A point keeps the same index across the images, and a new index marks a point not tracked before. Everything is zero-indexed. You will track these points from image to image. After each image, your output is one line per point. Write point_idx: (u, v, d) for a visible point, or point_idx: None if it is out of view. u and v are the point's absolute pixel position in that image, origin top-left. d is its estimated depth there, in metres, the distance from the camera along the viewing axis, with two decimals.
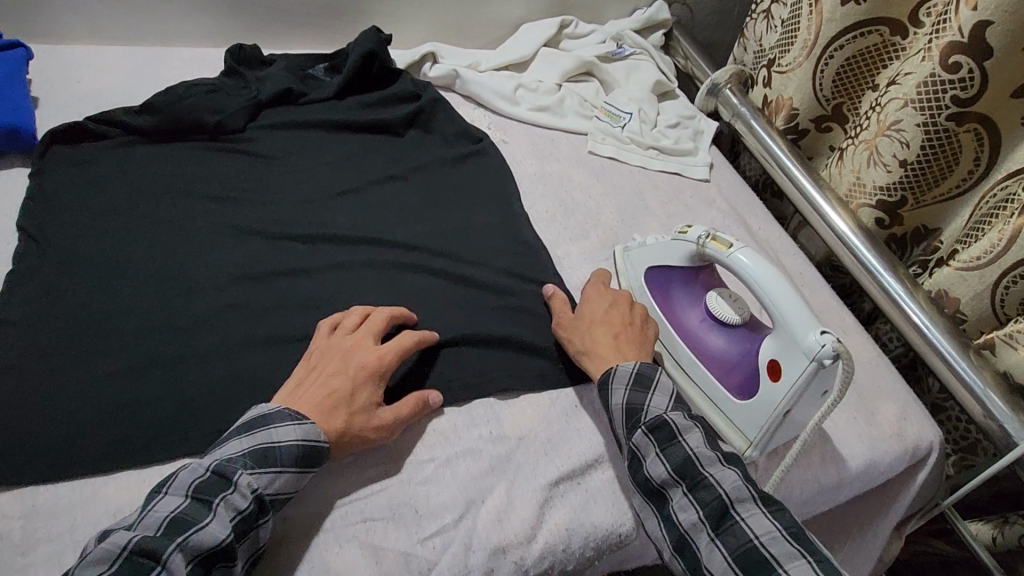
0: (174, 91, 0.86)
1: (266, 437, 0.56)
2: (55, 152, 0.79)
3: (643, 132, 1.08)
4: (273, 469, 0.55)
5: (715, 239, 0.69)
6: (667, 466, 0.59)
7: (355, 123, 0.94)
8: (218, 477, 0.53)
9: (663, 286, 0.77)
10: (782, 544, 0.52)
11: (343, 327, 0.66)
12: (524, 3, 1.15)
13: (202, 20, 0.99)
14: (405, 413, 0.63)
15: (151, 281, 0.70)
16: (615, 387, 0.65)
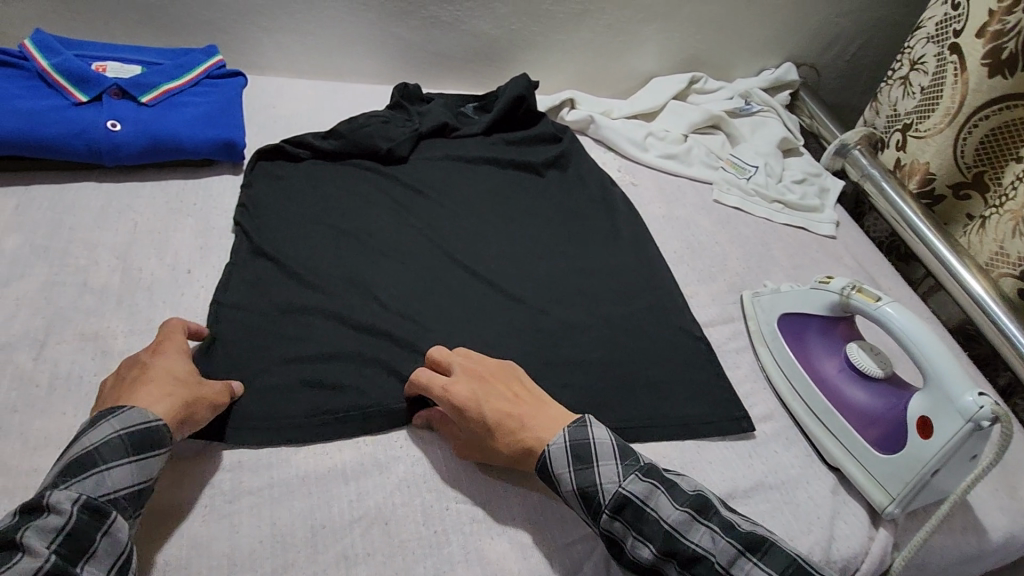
0: (355, 121, 0.99)
1: (77, 446, 0.53)
2: (259, 168, 0.92)
3: (769, 185, 1.11)
4: (97, 470, 0.52)
5: (861, 291, 0.71)
6: (653, 548, 0.56)
7: (501, 159, 1.04)
8: (27, 512, 0.48)
9: (800, 333, 0.78)
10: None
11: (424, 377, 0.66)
12: (658, 58, 1.23)
13: (376, 60, 1.13)
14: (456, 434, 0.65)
15: (332, 279, 0.80)
16: (557, 471, 0.60)
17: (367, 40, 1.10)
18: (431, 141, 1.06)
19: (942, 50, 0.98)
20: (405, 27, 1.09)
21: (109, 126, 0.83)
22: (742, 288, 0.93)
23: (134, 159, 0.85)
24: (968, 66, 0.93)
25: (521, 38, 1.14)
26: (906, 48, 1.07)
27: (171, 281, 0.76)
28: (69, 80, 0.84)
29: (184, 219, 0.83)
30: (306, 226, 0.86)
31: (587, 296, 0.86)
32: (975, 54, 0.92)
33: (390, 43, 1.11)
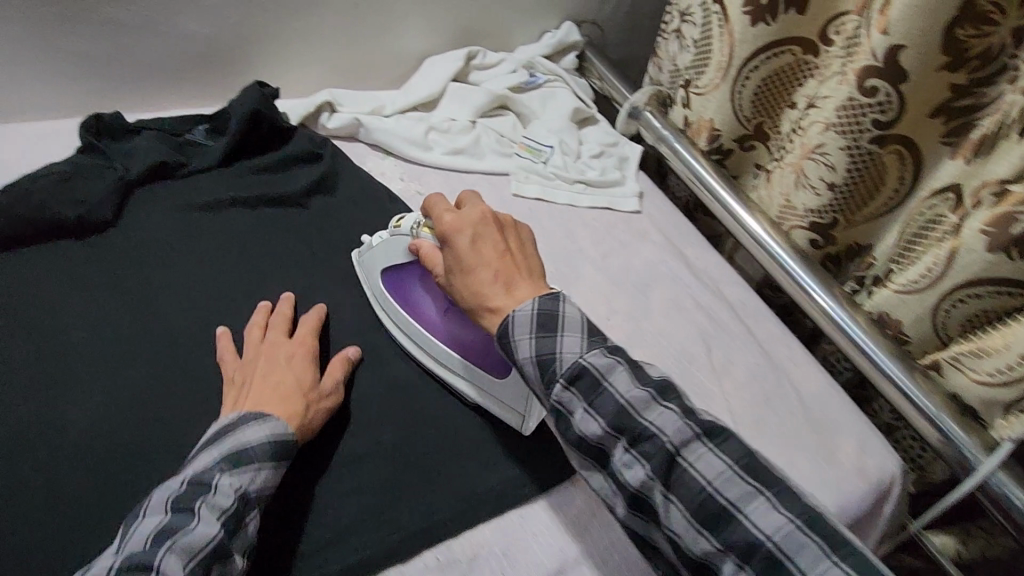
0: (16, 187, 0.72)
1: (234, 437, 0.57)
2: None
3: (567, 165, 1.02)
4: (252, 467, 0.56)
5: (426, 226, 0.73)
6: (688, 516, 0.50)
7: (246, 199, 0.84)
8: (195, 486, 0.53)
9: (403, 283, 0.77)
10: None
11: (252, 342, 0.70)
12: (425, 36, 1.07)
13: (49, 89, 0.85)
14: (340, 374, 0.69)
15: (37, 449, 0.62)
16: (518, 338, 0.59)
17: (23, 68, 0.81)
18: (148, 188, 0.82)
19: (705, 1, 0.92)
20: (74, 41, 0.82)
21: None
22: None
23: None
24: (730, 14, 0.87)
25: (244, 35, 0.92)
26: None
27: None
28: None
29: None
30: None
31: (380, 363, 0.75)
32: (736, 1, 0.86)
33: (61, 66, 0.83)
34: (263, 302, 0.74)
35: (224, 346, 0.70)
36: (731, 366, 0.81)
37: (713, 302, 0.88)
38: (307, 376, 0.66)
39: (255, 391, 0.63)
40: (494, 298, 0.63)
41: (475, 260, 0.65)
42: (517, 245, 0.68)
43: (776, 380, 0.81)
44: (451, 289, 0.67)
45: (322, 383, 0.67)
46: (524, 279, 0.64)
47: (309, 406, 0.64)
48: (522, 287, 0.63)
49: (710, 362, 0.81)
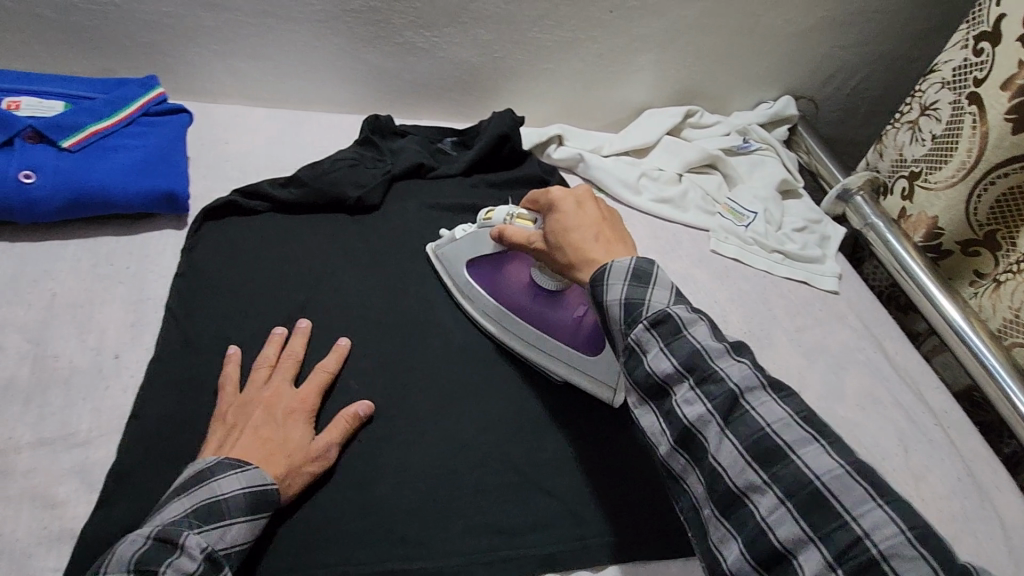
0: (319, 165, 0.88)
1: (206, 490, 0.54)
2: (214, 228, 0.80)
3: (769, 234, 1.03)
4: (222, 524, 0.53)
5: (517, 218, 0.72)
6: (688, 373, 0.52)
7: (481, 208, 0.94)
8: (162, 544, 0.49)
9: (486, 275, 0.80)
10: (790, 429, 0.47)
11: (253, 381, 0.66)
12: (652, 88, 1.14)
13: (346, 87, 1.01)
14: (337, 435, 0.64)
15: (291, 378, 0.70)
16: (611, 283, 0.57)
17: (332, 67, 0.98)
18: (404, 183, 0.95)
19: (958, 99, 0.92)
20: (377, 55, 0.98)
21: (19, 177, 0.70)
22: (745, 357, 0.86)
23: (53, 216, 0.72)
24: (988, 119, 0.87)
25: (505, 65, 1.04)
26: (917, 91, 1.00)
27: (96, 375, 0.64)
28: None
29: (112, 288, 0.72)
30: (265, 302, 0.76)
31: None
32: (998, 107, 0.85)
33: (360, 70, 0.99)
34: (278, 330, 0.71)
35: (230, 372, 0.66)
36: (929, 475, 0.77)
37: (911, 401, 0.85)
38: (299, 436, 0.62)
39: (246, 440, 0.59)
40: (594, 248, 0.62)
41: (581, 227, 0.64)
42: (608, 212, 0.66)
43: (978, 502, 0.76)
44: (544, 232, 0.67)
45: (316, 443, 0.63)
46: (620, 244, 0.63)
47: (294, 470, 0.60)
48: (618, 250, 0.62)
49: (907, 464, 0.78)
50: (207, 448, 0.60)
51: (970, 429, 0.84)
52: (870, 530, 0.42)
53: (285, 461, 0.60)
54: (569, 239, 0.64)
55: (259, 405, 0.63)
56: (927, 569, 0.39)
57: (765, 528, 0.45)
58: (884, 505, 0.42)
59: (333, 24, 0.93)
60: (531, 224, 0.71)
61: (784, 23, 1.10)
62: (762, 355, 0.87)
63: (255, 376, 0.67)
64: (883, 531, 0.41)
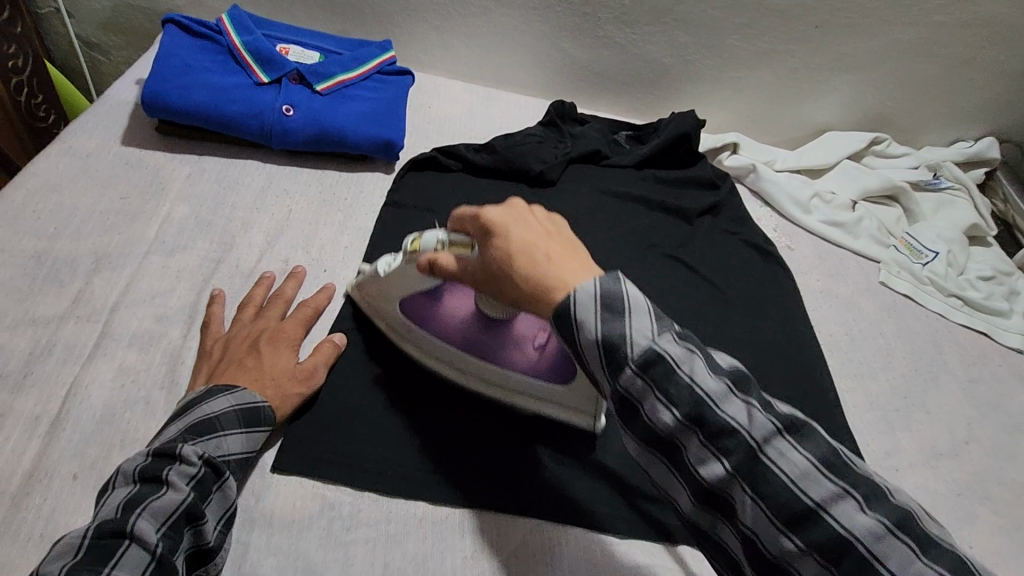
0: (511, 138, 0.96)
1: (197, 410, 0.54)
2: (414, 178, 0.90)
3: (949, 277, 0.97)
4: (216, 435, 0.53)
5: (452, 243, 0.59)
6: (614, 341, 0.46)
7: (650, 200, 0.97)
8: (161, 455, 0.50)
9: (421, 317, 0.68)
10: (764, 434, 0.43)
11: (241, 320, 0.66)
12: (839, 110, 1.11)
13: (539, 73, 1.09)
14: (323, 359, 0.65)
15: None
16: (573, 317, 0.48)
17: (532, 52, 1.06)
18: (579, 167, 1.00)
19: None
20: (575, 46, 1.05)
21: (283, 111, 0.84)
22: (908, 395, 0.81)
23: (298, 146, 0.85)
24: None
25: (693, 69, 1.06)
26: None
27: (316, 280, 0.75)
28: (255, 59, 0.85)
29: (333, 213, 0.83)
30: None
31: None
32: None
33: (556, 58, 1.07)
34: (265, 274, 0.71)
35: (218, 313, 0.66)
36: None
37: None
38: (284, 359, 0.63)
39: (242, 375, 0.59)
40: (546, 270, 0.50)
41: (541, 252, 0.51)
42: (553, 229, 0.54)
43: None
44: (481, 261, 0.54)
45: (301, 365, 0.63)
46: (574, 261, 0.51)
47: (281, 392, 0.60)
48: (570, 266, 0.50)
49: None
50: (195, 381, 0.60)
51: None
52: (866, 541, 0.40)
53: (271, 388, 0.60)
54: (503, 273, 0.52)
55: (240, 338, 0.63)
56: (907, 555, 0.39)
57: (753, 537, 0.43)
58: (854, 498, 0.41)
59: (544, 13, 1.00)
60: (466, 249, 0.57)
61: (1007, 59, 1.03)
62: (927, 397, 0.82)
63: (238, 315, 0.67)
64: (860, 524, 0.40)
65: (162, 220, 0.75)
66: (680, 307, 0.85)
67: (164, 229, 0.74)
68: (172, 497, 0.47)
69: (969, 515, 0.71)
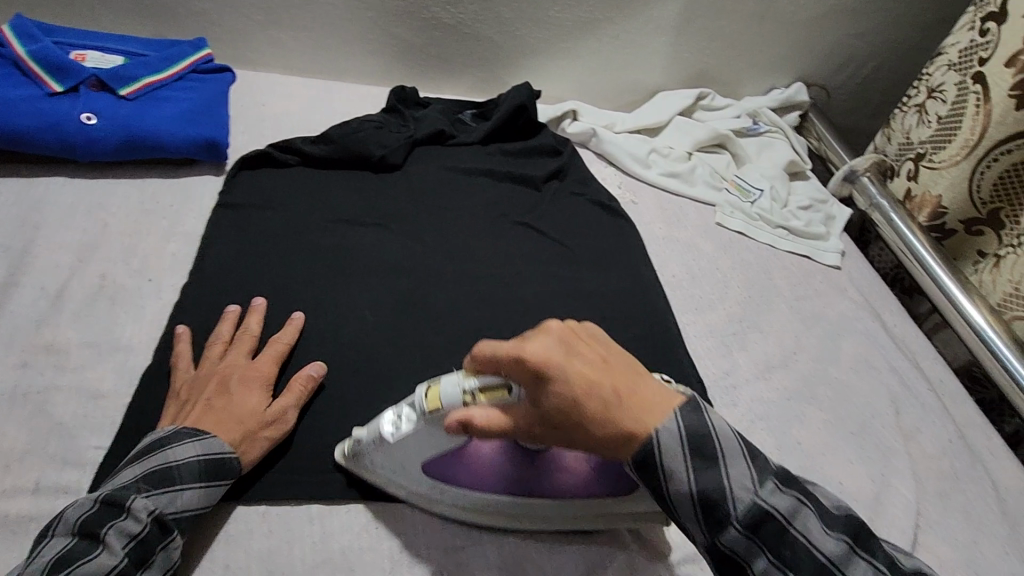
0: (347, 125, 0.94)
1: (159, 457, 0.55)
2: (247, 176, 0.87)
3: (774, 210, 1.06)
4: (173, 489, 0.53)
5: (438, 388, 0.54)
6: (656, 436, 0.50)
7: (496, 173, 0.99)
8: (106, 506, 0.50)
9: (444, 470, 0.60)
10: (803, 521, 0.49)
11: (207, 359, 0.64)
12: (665, 71, 1.19)
13: (376, 60, 1.09)
14: (295, 400, 0.64)
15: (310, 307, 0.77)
16: (626, 420, 0.50)
17: (364, 40, 1.06)
18: (425, 148, 1.01)
19: (963, 79, 0.94)
20: (406, 29, 1.05)
21: (83, 119, 0.78)
22: (742, 318, 0.89)
23: (108, 155, 0.80)
24: (993, 96, 0.88)
25: (525, 43, 1.10)
26: (925, 74, 1.02)
27: (138, 291, 0.71)
28: (43, 67, 0.78)
29: (156, 222, 0.79)
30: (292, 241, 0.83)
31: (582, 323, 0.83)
32: (1003, 84, 0.87)
33: (390, 43, 1.07)
34: (231, 310, 0.69)
35: (182, 351, 0.64)
36: (919, 433, 0.79)
37: (906, 367, 0.87)
38: (254, 403, 0.61)
39: (198, 414, 0.59)
40: (618, 415, 0.49)
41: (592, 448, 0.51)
42: (590, 346, 0.52)
43: (968, 461, 0.77)
44: (528, 408, 0.51)
45: (269, 410, 0.61)
46: (643, 382, 0.52)
47: (248, 438, 0.59)
48: (647, 390, 0.52)
49: (898, 423, 0.80)
50: (161, 423, 0.60)
51: (960, 396, 0.86)
52: None
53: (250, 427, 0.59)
54: (580, 405, 0.49)
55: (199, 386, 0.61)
56: None
57: None
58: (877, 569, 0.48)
59: None
60: (506, 393, 0.51)
61: (796, 9, 1.14)
62: (758, 317, 0.90)
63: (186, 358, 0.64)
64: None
65: None
66: (532, 268, 0.88)
67: None
68: (103, 562, 0.48)
69: (798, 415, 0.78)
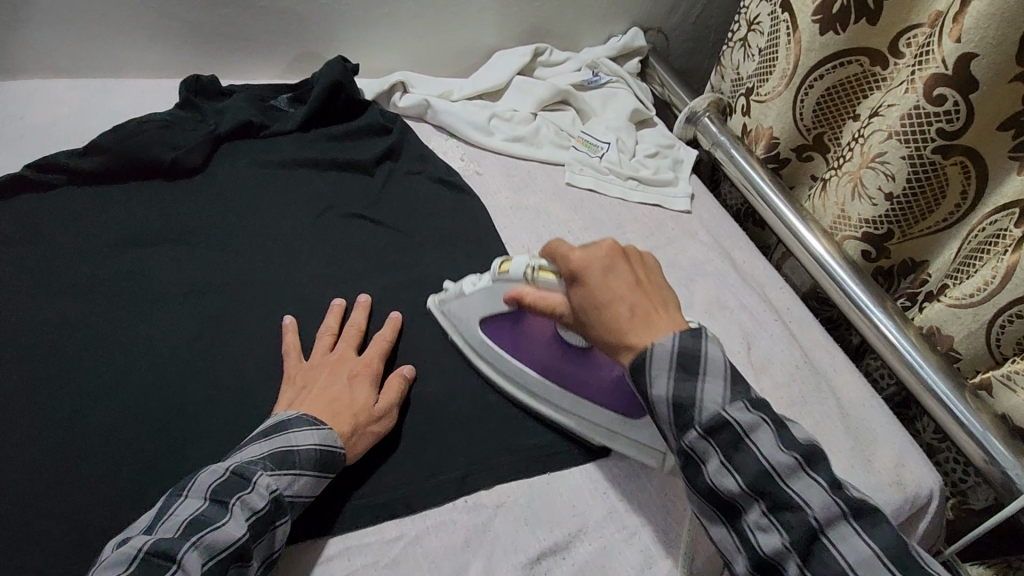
0: (123, 129, 0.80)
1: (283, 440, 0.58)
2: (2, 211, 0.74)
3: (623, 162, 1.04)
4: (293, 471, 0.57)
5: (539, 270, 0.64)
6: (665, 372, 0.53)
7: (319, 162, 0.89)
8: (237, 478, 0.54)
9: (501, 322, 0.72)
10: (804, 483, 0.49)
11: (319, 349, 0.69)
12: (498, 29, 1.12)
13: (160, 48, 0.94)
14: (397, 395, 0.67)
15: (100, 358, 0.67)
16: (655, 370, 0.53)
17: (137, 27, 0.90)
18: (232, 144, 0.88)
19: (774, 10, 0.95)
20: (187, 9, 0.91)
21: None
22: None
23: None
24: (800, 23, 0.89)
25: (334, 13, 0.99)
26: (743, 8, 1.03)
27: None
28: None
29: None
30: (72, 282, 0.71)
31: (426, 317, 0.78)
32: (806, 10, 0.88)
33: (172, 27, 0.92)
34: (287, 320, 0.71)
35: (290, 342, 0.69)
36: (771, 366, 0.81)
37: (756, 302, 0.89)
38: (365, 396, 0.65)
39: (312, 398, 0.63)
40: (631, 333, 0.55)
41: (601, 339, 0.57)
42: (626, 272, 0.59)
43: (815, 384, 0.80)
44: (570, 301, 0.61)
45: (377, 405, 0.65)
46: (661, 317, 0.56)
47: (359, 430, 0.63)
48: (656, 322, 0.55)
49: (749, 359, 0.81)
50: (278, 407, 0.64)
51: (806, 320, 0.88)
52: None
53: (350, 416, 0.63)
54: (599, 311, 0.57)
55: (317, 366, 0.67)
56: None
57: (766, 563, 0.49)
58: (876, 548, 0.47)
59: None
60: (554, 279, 0.63)
61: None
62: None
63: (293, 347, 0.69)
64: (856, 548, 0.47)
65: None
66: (367, 265, 0.81)
67: None
68: (230, 532, 0.51)
69: None
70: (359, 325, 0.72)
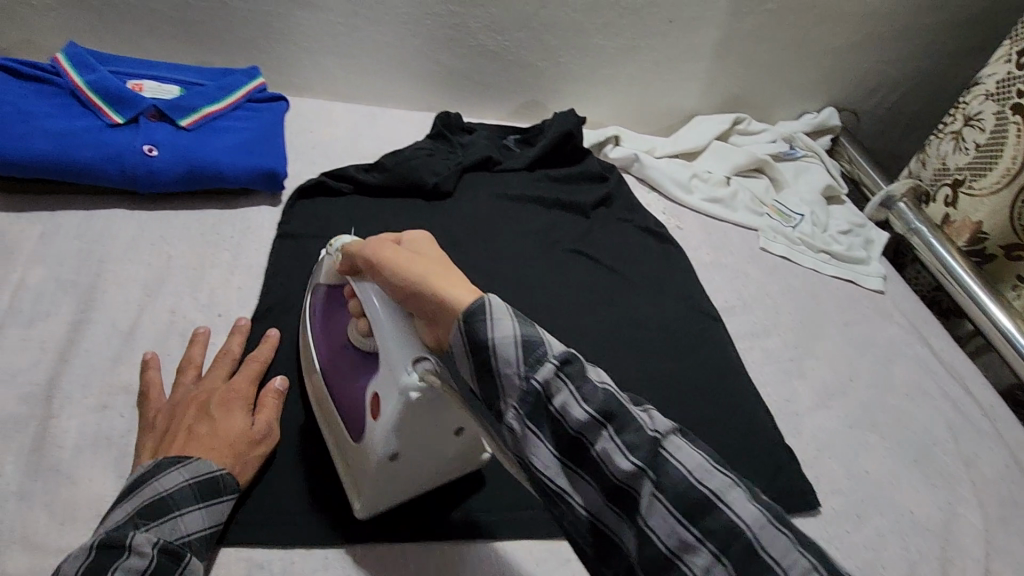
0: (400, 154, 0.94)
1: (146, 489, 0.51)
2: (302, 206, 0.86)
3: (816, 235, 1.07)
4: (172, 516, 0.50)
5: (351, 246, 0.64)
6: (552, 351, 0.44)
7: (546, 200, 0.99)
8: (107, 548, 0.45)
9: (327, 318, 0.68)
10: (713, 477, 0.39)
11: (179, 386, 0.62)
12: (702, 96, 1.21)
13: (419, 85, 1.09)
14: (272, 413, 0.63)
15: None
16: (494, 324, 0.44)
17: (409, 67, 1.06)
18: (473, 175, 1.01)
19: (1002, 109, 0.97)
20: (451, 56, 1.05)
21: (145, 151, 0.77)
22: (797, 346, 0.90)
23: (169, 186, 0.79)
24: None
25: (568, 69, 1.11)
26: (961, 102, 1.05)
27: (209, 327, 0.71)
28: (103, 98, 0.78)
29: (219, 253, 0.78)
30: None
31: (643, 354, 0.84)
32: None
33: (435, 69, 1.07)
34: (199, 331, 0.68)
35: (151, 381, 0.62)
36: (979, 460, 0.80)
37: (958, 393, 0.88)
38: (239, 422, 0.59)
39: (194, 441, 0.56)
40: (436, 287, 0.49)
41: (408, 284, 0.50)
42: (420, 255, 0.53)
43: None
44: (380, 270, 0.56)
45: (256, 426, 0.60)
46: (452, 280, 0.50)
47: (240, 459, 0.58)
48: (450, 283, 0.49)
49: (957, 449, 0.81)
50: (140, 458, 0.56)
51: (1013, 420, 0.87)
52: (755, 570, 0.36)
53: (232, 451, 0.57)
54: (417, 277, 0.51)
55: (170, 403, 0.60)
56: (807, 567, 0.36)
57: None
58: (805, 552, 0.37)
59: (414, 26, 1.00)
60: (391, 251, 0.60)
61: (832, 36, 1.16)
62: (812, 344, 0.91)
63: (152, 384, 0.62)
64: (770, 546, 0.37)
65: (15, 288, 0.68)
66: (589, 298, 0.88)
67: (18, 298, 0.67)
68: None
69: (864, 443, 0.79)
70: (231, 352, 0.66)
